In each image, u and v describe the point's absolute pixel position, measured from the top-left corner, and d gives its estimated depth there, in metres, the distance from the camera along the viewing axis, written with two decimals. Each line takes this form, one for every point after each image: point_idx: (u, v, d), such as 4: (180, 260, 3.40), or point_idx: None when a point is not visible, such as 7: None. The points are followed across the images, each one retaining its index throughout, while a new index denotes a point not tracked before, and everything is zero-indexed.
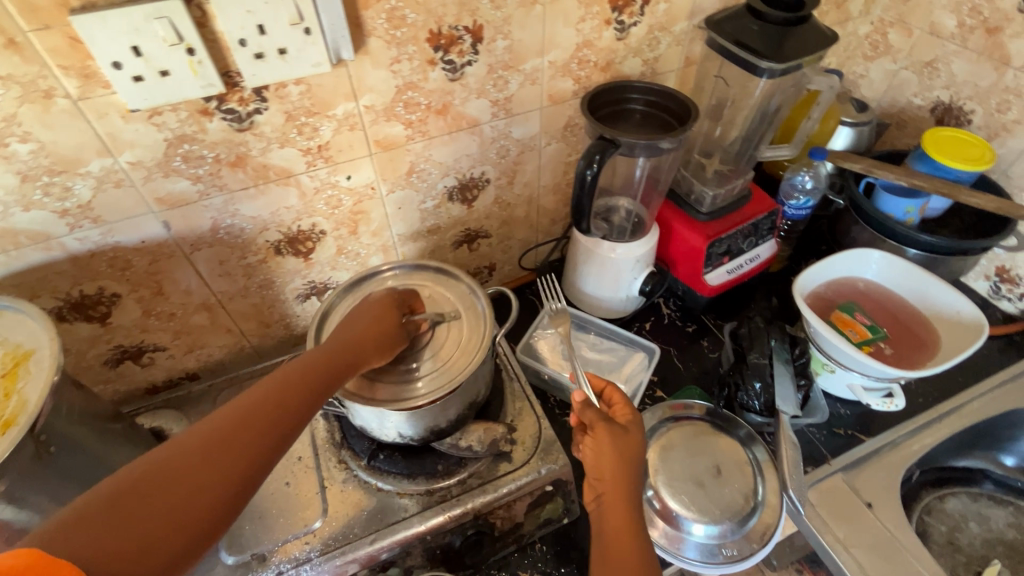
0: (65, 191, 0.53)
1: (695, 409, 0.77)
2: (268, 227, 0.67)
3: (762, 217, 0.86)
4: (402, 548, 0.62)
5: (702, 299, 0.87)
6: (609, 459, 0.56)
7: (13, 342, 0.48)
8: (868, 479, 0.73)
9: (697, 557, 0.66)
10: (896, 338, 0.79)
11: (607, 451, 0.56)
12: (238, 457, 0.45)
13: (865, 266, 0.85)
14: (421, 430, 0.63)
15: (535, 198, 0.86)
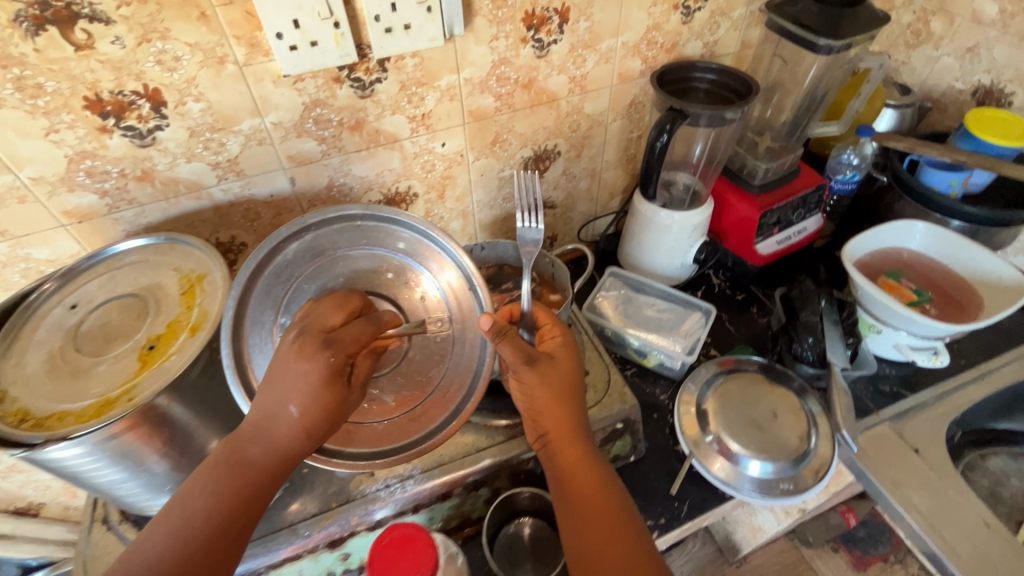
0: (220, 146, 0.62)
1: (749, 364, 0.84)
2: (372, 187, 0.75)
3: (811, 191, 0.92)
4: (490, 471, 0.70)
5: (753, 267, 0.94)
6: (545, 395, 0.60)
7: (186, 268, 0.57)
8: (914, 428, 0.78)
9: (754, 491, 0.72)
10: (939, 302, 0.85)
11: (543, 387, 0.60)
12: (236, 517, 0.50)
13: (908, 237, 0.90)
14: (509, 367, 0.71)
15: (598, 172, 0.94)
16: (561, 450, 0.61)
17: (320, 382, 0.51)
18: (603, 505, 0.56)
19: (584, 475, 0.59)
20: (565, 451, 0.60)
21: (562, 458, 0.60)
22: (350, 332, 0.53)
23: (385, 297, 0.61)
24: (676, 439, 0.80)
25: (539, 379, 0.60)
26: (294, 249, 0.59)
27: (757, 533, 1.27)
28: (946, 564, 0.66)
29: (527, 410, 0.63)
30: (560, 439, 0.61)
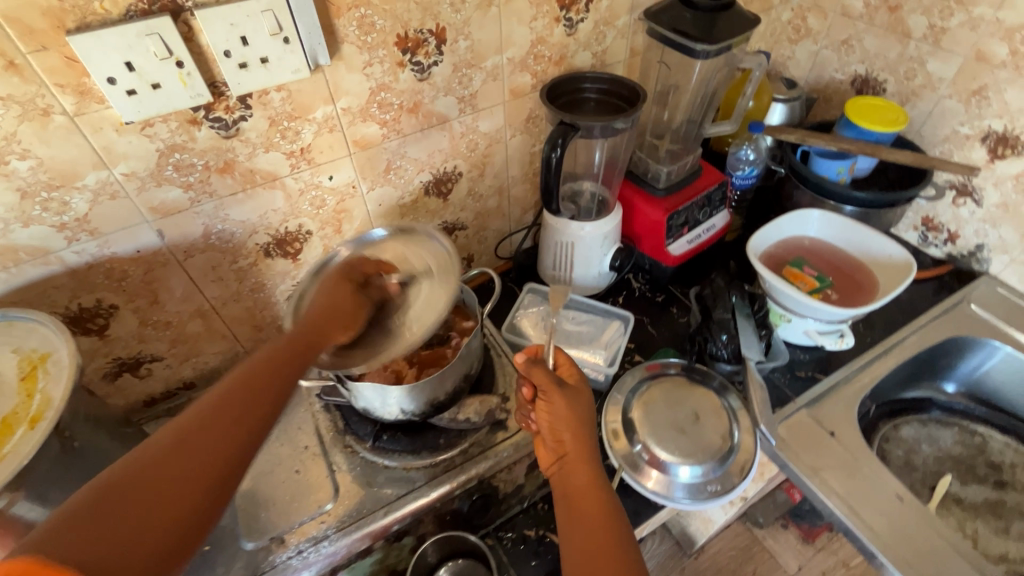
0: (63, 205, 0.56)
1: (671, 366, 0.84)
2: (257, 230, 0.70)
3: (714, 189, 0.94)
4: (413, 517, 0.66)
5: (667, 269, 0.95)
6: (568, 425, 0.59)
7: (27, 349, 0.50)
8: (829, 411, 0.80)
9: (687, 497, 0.72)
10: (841, 285, 0.88)
11: (566, 410, 0.59)
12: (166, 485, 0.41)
13: (807, 225, 0.94)
14: (422, 405, 0.67)
15: (505, 188, 0.92)
16: (570, 474, 0.58)
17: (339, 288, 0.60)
18: (598, 541, 0.52)
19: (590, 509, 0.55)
20: (577, 480, 0.57)
21: (572, 482, 0.58)
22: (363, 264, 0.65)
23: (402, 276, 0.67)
24: (605, 454, 0.78)
25: (564, 400, 0.60)
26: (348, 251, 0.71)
27: (708, 524, 1.29)
28: (866, 545, 0.68)
29: (549, 435, 0.61)
30: (571, 468, 0.58)
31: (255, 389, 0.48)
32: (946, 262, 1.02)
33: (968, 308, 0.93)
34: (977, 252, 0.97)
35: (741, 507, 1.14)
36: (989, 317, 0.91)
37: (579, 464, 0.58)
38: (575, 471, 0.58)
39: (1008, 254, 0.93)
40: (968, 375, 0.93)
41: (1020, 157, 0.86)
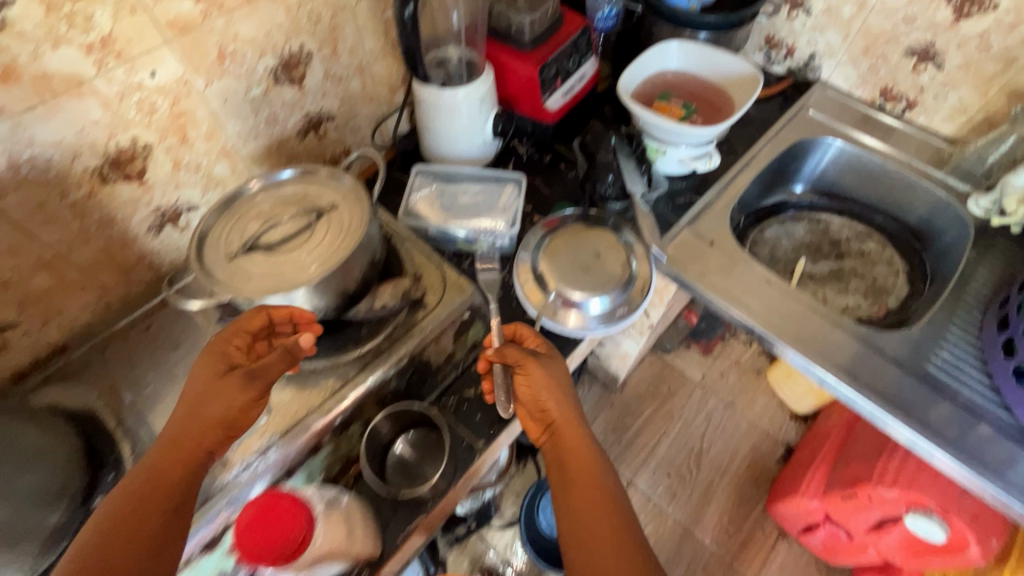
0: None
1: (567, 217, 0.88)
2: (80, 151, 0.59)
3: (578, 35, 0.93)
4: (356, 405, 0.68)
5: (548, 126, 0.96)
6: (550, 394, 0.65)
7: None
8: (707, 224, 0.90)
9: (602, 324, 0.80)
10: (704, 111, 0.94)
11: (547, 381, 0.66)
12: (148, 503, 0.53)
13: (669, 58, 0.97)
14: (333, 299, 0.65)
15: (365, 66, 0.85)
16: (563, 442, 0.65)
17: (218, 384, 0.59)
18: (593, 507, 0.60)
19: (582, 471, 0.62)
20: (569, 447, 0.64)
21: (564, 445, 0.64)
22: (245, 316, 0.61)
23: (312, 208, 0.68)
24: (524, 308, 0.83)
25: (544, 372, 0.66)
26: (251, 190, 0.69)
27: (625, 357, 1.47)
28: (746, 322, 0.80)
29: (531, 404, 0.67)
30: (560, 432, 0.65)
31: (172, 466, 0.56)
32: (787, 76, 1.11)
33: (807, 113, 1.05)
34: (810, 62, 1.07)
35: (650, 333, 1.29)
36: (824, 119, 1.04)
37: (570, 427, 0.65)
38: (566, 437, 0.65)
39: (835, 58, 1.04)
40: (811, 174, 1.08)
41: None
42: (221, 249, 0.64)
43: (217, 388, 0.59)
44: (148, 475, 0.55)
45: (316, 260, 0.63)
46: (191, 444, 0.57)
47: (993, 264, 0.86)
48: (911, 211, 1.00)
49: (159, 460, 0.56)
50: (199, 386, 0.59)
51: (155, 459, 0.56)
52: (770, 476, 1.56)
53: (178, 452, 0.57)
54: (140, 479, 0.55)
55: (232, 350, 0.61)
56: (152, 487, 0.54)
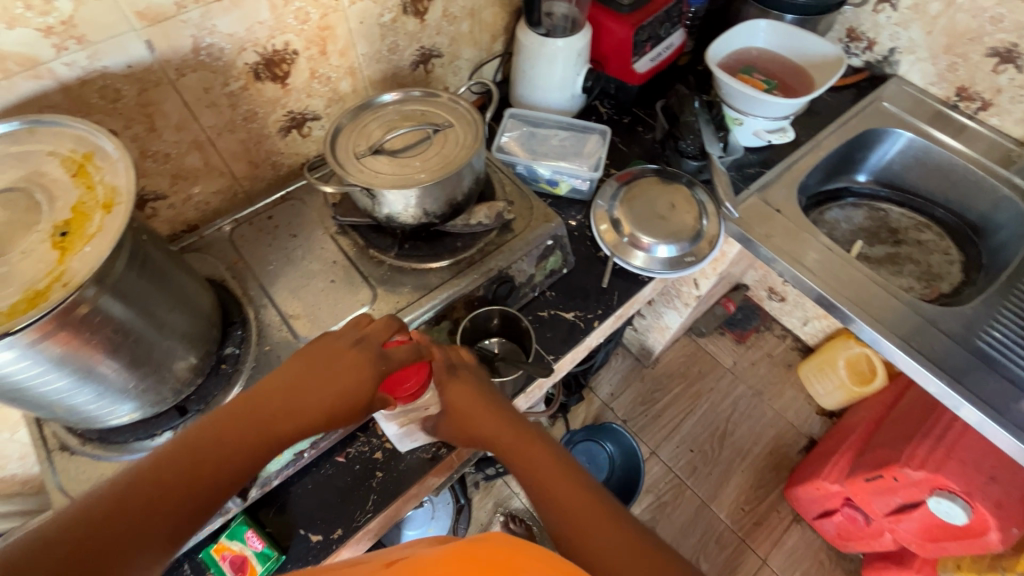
0: (45, 3, 0.52)
1: (644, 170, 0.94)
2: (245, 47, 0.68)
3: (673, 4, 0.98)
4: (447, 304, 0.75)
5: (632, 89, 1.02)
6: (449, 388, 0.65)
7: (65, 149, 0.50)
8: (774, 193, 0.96)
9: (668, 268, 0.86)
10: (783, 89, 0.99)
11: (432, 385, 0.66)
12: (175, 478, 0.47)
13: (755, 37, 1.02)
14: (441, 205, 0.73)
15: (477, 11, 0.92)
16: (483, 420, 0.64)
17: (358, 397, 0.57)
18: (560, 480, 0.57)
19: (544, 460, 0.60)
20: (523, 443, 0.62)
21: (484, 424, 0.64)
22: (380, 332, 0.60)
23: (431, 123, 0.75)
24: (597, 249, 0.90)
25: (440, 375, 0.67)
26: (382, 103, 0.78)
27: (664, 331, 1.52)
28: (804, 282, 0.86)
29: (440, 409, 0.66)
30: (485, 419, 0.64)
31: (217, 447, 0.50)
32: (864, 69, 1.14)
33: (880, 105, 1.08)
34: (890, 56, 1.10)
35: (694, 305, 1.34)
36: (897, 111, 1.07)
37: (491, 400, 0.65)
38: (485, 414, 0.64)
39: (915, 55, 1.07)
40: (876, 164, 1.12)
41: None
42: (349, 147, 0.72)
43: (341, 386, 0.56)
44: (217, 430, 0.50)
45: (430, 166, 0.71)
46: (298, 413, 0.54)
47: None
48: (973, 207, 1.04)
49: (240, 413, 0.52)
50: (327, 371, 0.57)
51: (233, 412, 0.52)
52: (791, 464, 1.60)
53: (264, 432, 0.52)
54: (215, 424, 0.51)
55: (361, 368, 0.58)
56: (228, 431, 0.51)
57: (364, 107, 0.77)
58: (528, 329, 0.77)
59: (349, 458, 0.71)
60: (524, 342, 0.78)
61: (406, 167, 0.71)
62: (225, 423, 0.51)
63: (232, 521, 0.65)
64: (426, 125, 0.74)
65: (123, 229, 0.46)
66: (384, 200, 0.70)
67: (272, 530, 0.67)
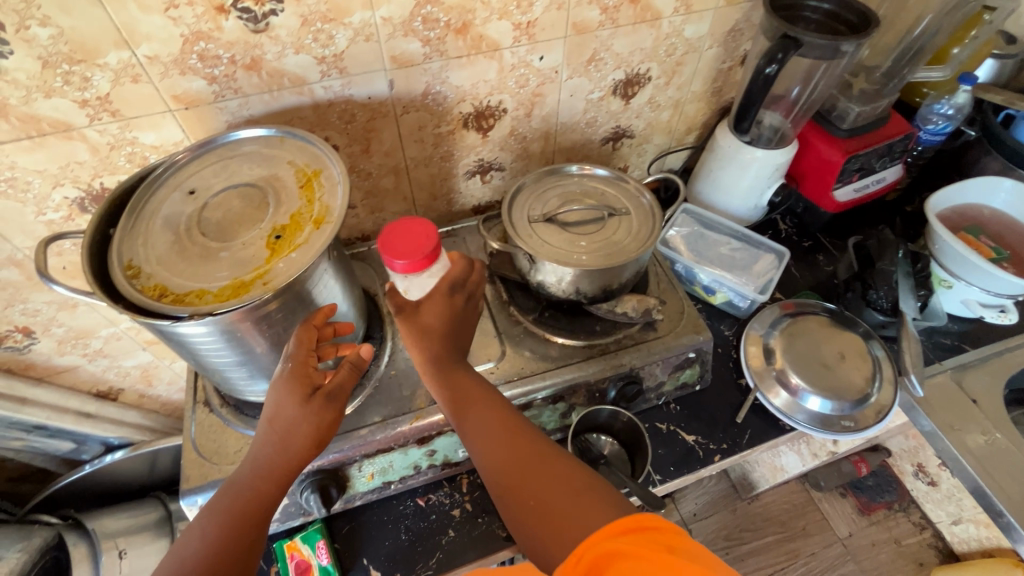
0: (328, 38, 0.60)
1: (817, 308, 0.85)
2: (465, 98, 0.73)
3: (899, 139, 0.88)
4: (570, 386, 0.72)
5: (824, 214, 0.93)
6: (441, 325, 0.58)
7: (301, 162, 0.57)
8: (973, 378, 0.81)
9: (814, 424, 0.75)
10: (1016, 262, 0.84)
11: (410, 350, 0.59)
12: (226, 546, 0.49)
13: (993, 194, 0.88)
14: (595, 289, 0.71)
15: (681, 103, 0.91)
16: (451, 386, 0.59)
17: (303, 411, 0.52)
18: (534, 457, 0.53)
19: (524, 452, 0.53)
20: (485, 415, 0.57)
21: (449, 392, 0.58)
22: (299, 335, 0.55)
23: (607, 205, 0.75)
24: (739, 374, 0.82)
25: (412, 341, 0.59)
26: (567, 171, 0.80)
27: (776, 471, 1.34)
28: (996, 506, 0.70)
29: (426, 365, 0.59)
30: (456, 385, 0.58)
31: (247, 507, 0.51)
32: None
33: None
34: None
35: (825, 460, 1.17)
36: None
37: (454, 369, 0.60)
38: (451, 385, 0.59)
39: None
40: None
41: None
42: (525, 209, 0.74)
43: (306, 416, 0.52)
44: (257, 479, 0.52)
45: (596, 250, 0.70)
46: (282, 455, 0.52)
47: None
48: None
49: (255, 469, 0.53)
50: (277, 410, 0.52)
51: (251, 472, 0.53)
52: None
53: (290, 462, 0.52)
54: (245, 484, 0.52)
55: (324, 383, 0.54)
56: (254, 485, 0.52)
57: (549, 173, 0.79)
58: (645, 440, 0.72)
59: (428, 504, 0.71)
60: (636, 455, 0.73)
61: (570, 243, 0.70)
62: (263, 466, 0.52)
63: (310, 524, 0.68)
64: (603, 207, 0.73)
65: (324, 246, 0.51)
66: (543, 273, 0.70)
67: (339, 547, 0.68)
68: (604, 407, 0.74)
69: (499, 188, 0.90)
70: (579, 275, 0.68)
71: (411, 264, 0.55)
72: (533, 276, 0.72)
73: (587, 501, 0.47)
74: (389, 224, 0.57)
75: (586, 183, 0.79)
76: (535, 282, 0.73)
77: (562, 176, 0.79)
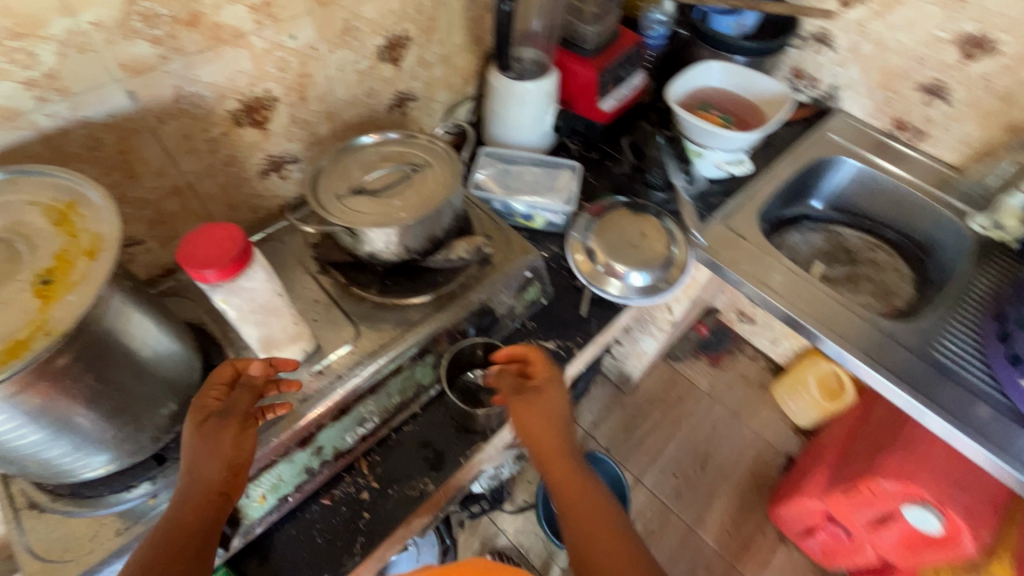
0: (29, 57, 0.53)
1: (614, 204, 0.98)
2: (226, 94, 0.70)
3: (632, 48, 1.04)
4: (431, 338, 0.75)
5: (600, 126, 1.06)
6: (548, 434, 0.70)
7: (46, 198, 0.50)
8: (737, 219, 1.01)
9: (639, 296, 0.88)
10: (739, 122, 1.06)
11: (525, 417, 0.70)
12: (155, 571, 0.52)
13: (709, 76, 1.09)
14: (423, 241, 0.75)
15: (449, 57, 0.96)
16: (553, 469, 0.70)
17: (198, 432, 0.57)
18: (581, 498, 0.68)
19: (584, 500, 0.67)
20: (546, 432, 0.70)
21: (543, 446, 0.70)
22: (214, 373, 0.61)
23: (408, 163, 0.78)
24: (574, 278, 0.93)
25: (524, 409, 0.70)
26: (360, 142, 0.80)
27: (641, 356, 1.55)
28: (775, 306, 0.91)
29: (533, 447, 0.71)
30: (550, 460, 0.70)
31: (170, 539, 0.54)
32: (811, 104, 1.22)
33: (827, 137, 1.15)
34: (832, 92, 1.18)
35: (669, 331, 1.37)
36: (843, 142, 1.14)
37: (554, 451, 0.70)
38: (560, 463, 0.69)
39: (854, 90, 1.14)
40: (829, 191, 1.18)
41: (862, 5, 1.04)
42: (331, 189, 0.73)
43: (201, 438, 0.57)
44: (177, 509, 0.56)
45: (411, 204, 0.73)
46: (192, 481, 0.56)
47: (990, 274, 0.96)
48: (918, 227, 1.11)
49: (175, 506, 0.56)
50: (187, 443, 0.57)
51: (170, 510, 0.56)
52: (772, 483, 1.62)
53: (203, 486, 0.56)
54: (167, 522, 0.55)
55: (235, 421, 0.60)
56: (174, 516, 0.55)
57: (343, 150, 0.79)
58: (512, 359, 0.79)
59: (335, 500, 0.70)
60: None
61: (385, 206, 0.72)
62: (189, 508, 0.56)
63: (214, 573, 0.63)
64: (406, 166, 0.76)
65: (108, 274, 0.46)
66: (370, 242, 0.72)
67: None
68: (464, 343, 0.79)
69: (302, 180, 0.87)
70: (403, 232, 0.71)
71: (221, 272, 0.53)
72: (362, 248, 0.73)
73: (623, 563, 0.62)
74: (188, 234, 0.54)
75: (382, 149, 0.80)
76: (366, 253, 0.74)
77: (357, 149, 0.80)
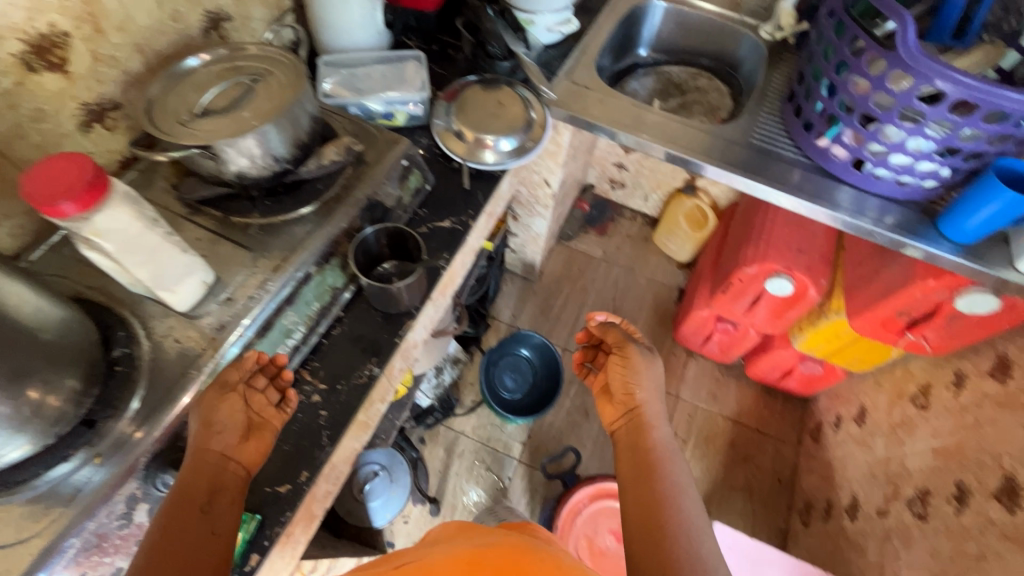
0: None
1: (466, 83, 1.02)
2: (3, 34, 0.61)
3: None
4: (330, 240, 0.76)
5: (431, 15, 1.07)
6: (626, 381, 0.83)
7: None
8: (578, 74, 1.10)
9: (512, 159, 0.95)
10: None
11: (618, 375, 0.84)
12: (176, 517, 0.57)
13: None
14: (290, 147, 0.74)
15: None
16: (632, 424, 0.79)
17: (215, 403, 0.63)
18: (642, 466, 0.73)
19: (647, 459, 0.74)
20: (629, 388, 0.82)
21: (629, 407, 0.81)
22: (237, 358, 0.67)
23: (245, 74, 0.75)
24: (449, 160, 0.97)
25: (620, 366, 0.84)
26: (184, 67, 0.75)
27: (537, 240, 1.65)
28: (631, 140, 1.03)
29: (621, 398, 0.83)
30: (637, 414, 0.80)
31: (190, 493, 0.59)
32: None
33: None
34: None
35: (553, 205, 1.48)
36: None
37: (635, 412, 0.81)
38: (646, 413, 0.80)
39: None
40: (649, 37, 1.32)
41: None
42: (169, 116, 0.69)
43: (215, 406, 0.63)
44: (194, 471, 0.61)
45: (262, 110, 0.71)
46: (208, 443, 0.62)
47: (783, 70, 1.15)
48: (725, 51, 1.28)
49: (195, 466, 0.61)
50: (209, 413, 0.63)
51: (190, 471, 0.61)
52: (671, 315, 1.87)
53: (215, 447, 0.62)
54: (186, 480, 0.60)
55: (259, 404, 0.67)
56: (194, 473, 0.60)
57: (168, 77, 0.74)
58: (413, 236, 0.83)
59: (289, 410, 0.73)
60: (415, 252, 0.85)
61: (235, 118, 0.70)
62: (201, 469, 0.61)
63: None
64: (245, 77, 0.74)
65: None
66: (234, 157, 0.70)
67: None
68: (360, 233, 0.81)
69: (133, 127, 0.80)
70: (264, 138, 0.70)
71: (79, 201, 0.50)
72: (229, 168, 0.71)
73: (660, 508, 0.67)
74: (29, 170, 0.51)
75: (211, 69, 0.76)
76: (236, 172, 0.73)
77: (185, 74, 0.75)
